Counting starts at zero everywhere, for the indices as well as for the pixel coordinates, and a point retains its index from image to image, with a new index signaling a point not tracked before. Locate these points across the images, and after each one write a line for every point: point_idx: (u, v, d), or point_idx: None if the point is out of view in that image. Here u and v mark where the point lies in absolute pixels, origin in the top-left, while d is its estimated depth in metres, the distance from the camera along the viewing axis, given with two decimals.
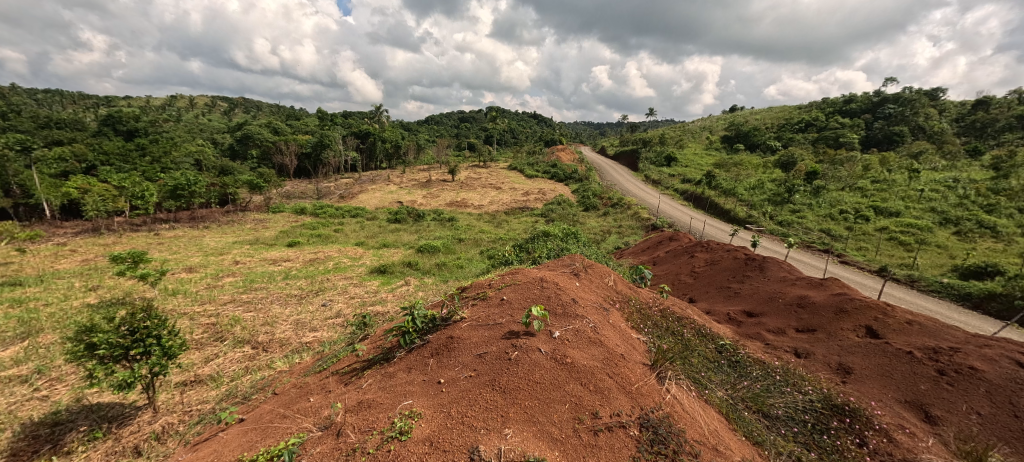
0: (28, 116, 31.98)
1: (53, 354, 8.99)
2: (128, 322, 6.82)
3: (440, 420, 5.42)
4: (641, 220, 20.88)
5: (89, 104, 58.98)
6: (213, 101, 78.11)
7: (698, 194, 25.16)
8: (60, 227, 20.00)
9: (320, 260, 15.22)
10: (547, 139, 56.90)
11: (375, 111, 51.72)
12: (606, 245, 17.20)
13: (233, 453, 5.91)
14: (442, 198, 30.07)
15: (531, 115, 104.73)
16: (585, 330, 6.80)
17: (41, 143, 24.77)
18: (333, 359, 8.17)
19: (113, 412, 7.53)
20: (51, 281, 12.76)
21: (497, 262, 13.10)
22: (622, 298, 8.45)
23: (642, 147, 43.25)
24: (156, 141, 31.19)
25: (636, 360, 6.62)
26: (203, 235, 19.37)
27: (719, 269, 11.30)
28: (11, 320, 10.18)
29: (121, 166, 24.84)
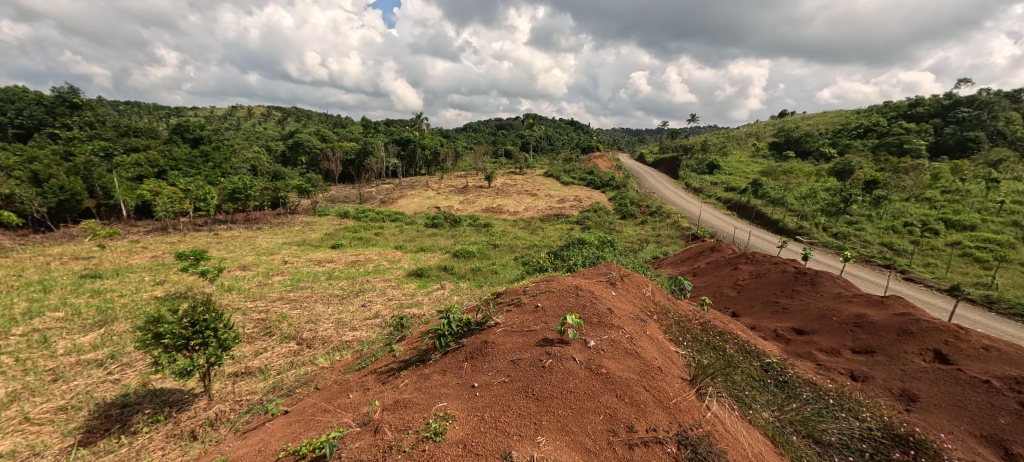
0: (106, 124, 34.63)
1: (125, 341, 9.61)
2: (190, 315, 7.18)
3: (473, 423, 5.40)
4: (683, 229, 20.35)
5: (161, 114, 63.46)
6: (267, 110, 82.41)
7: (743, 202, 24.31)
8: (134, 226, 21.58)
9: (361, 262, 15.64)
10: (584, 146, 56.46)
11: (416, 119, 52.96)
12: (644, 254, 16.85)
13: (276, 445, 6.09)
14: (479, 204, 30.36)
15: (568, 123, 104.61)
16: (621, 341, 6.64)
17: (119, 150, 26.80)
18: (371, 358, 8.33)
19: (174, 397, 7.96)
20: (124, 274, 13.71)
21: (533, 268, 13.07)
22: (661, 309, 8.20)
23: (683, 154, 42.30)
24: (218, 148, 33.08)
25: (674, 373, 6.39)
26: (256, 236, 20.33)
27: (765, 282, 10.83)
28: (90, 309, 10.98)
29: (187, 172, 26.43)
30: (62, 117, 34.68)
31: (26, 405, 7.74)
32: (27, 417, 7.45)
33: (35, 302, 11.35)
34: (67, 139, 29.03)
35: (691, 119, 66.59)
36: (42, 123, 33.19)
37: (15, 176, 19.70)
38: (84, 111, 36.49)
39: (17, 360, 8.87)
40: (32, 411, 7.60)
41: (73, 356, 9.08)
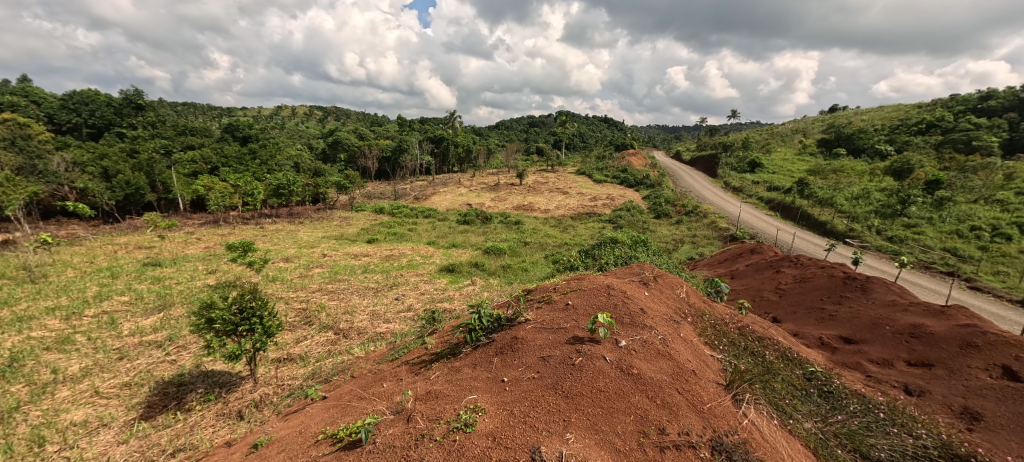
0: (163, 123, 36.68)
1: (181, 325, 10.15)
2: (238, 302, 7.48)
3: (503, 417, 5.39)
4: (720, 229, 19.78)
5: (212, 114, 66.85)
6: (309, 109, 85.33)
7: (787, 203, 23.40)
8: (190, 219, 22.84)
9: (395, 256, 15.95)
10: (618, 143, 55.62)
11: (449, 117, 53.48)
12: (679, 255, 16.47)
13: (315, 428, 6.27)
14: (510, 201, 30.41)
15: (602, 120, 103.32)
16: (653, 342, 6.48)
17: (177, 148, 28.36)
18: (404, 349, 8.47)
19: (224, 379, 8.34)
20: (180, 263, 14.48)
21: (564, 266, 12.99)
22: (695, 312, 7.96)
23: (722, 152, 41.06)
24: (264, 145, 34.41)
25: (709, 377, 6.20)
26: (298, 230, 21.04)
27: (810, 286, 10.38)
28: (151, 294, 11.67)
29: (237, 168, 27.56)
30: (129, 117, 36.94)
31: (95, 379, 8.27)
32: (96, 391, 7.95)
33: (103, 287, 12.14)
34: (131, 137, 30.96)
35: (732, 116, 64.42)
36: (111, 123, 35.34)
37: (87, 171, 21.37)
38: (147, 111, 38.87)
39: (88, 339, 9.48)
40: (101, 385, 8.11)
41: (136, 337, 9.64)
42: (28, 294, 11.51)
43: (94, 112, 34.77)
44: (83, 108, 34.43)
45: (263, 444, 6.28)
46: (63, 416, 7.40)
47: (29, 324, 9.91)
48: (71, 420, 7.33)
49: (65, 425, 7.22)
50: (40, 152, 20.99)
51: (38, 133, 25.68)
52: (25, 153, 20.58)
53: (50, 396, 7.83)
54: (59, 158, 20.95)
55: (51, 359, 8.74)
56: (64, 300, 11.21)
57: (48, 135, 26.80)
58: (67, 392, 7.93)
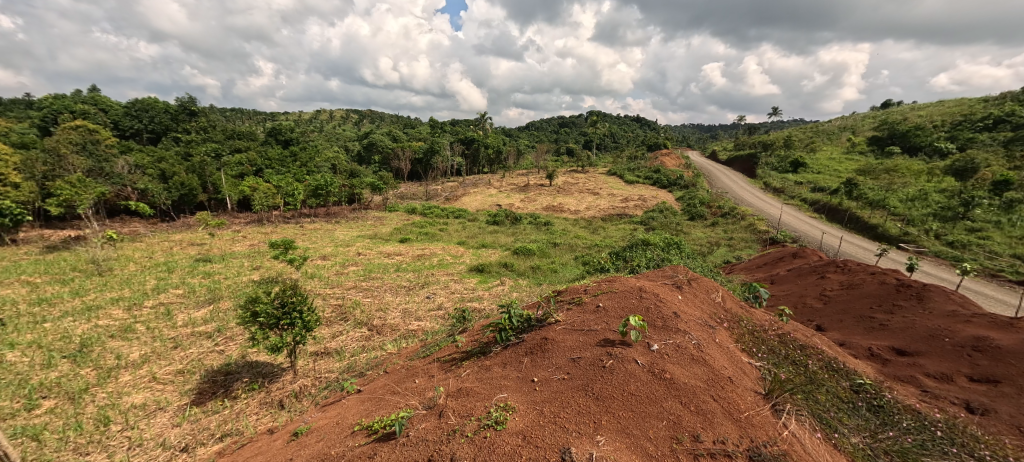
0: (211, 127, 38.47)
1: (229, 317, 10.59)
2: (280, 296, 7.71)
3: (533, 416, 5.35)
4: (760, 231, 19.14)
5: (258, 119, 69.92)
6: (345, 112, 87.76)
7: (833, 204, 22.41)
8: (237, 218, 23.88)
9: (427, 256, 16.15)
10: (650, 144, 54.60)
11: (480, 119, 53.83)
12: (714, 258, 16.01)
13: (351, 419, 6.40)
14: (541, 202, 30.31)
15: (634, 120, 101.69)
16: (687, 346, 6.30)
17: (225, 151, 29.69)
18: (436, 347, 8.55)
19: (266, 369, 8.65)
20: (228, 259, 15.11)
21: (595, 268, 12.84)
22: (732, 317, 7.69)
23: (762, 152, 39.72)
24: (304, 148, 35.52)
25: (746, 385, 5.97)
26: (335, 229, 21.59)
27: (858, 294, 9.89)
28: (202, 288, 12.22)
29: (279, 169, 28.56)
30: (183, 123, 38.95)
31: (153, 366, 8.70)
32: (154, 377, 8.36)
33: (160, 280, 12.79)
34: (184, 141, 32.62)
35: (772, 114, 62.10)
36: (168, 128, 37.22)
37: (146, 173, 22.65)
38: (199, 118, 40.96)
39: (147, 328, 10.00)
40: (158, 371, 8.53)
41: (188, 327, 10.12)
42: (95, 286, 12.26)
43: (152, 118, 36.81)
44: (143, 114, 36.52)
45: (302, 432, 6.45)
46: (125, 399, 7.80)
47: (95, 313, 10.54)
48: (132, 402, 7.71)
49: (126, 407, 7.59)
50: (106, 156, 22.50)
51: (105, 138, 27.41)
52: (94, 157, 22.03)
53: (114, 380, 8.28)
54: (124, 160, 22.28)
55: (116, 346, 9.26)
56: (127, 292, 11.88)
57: (111, 139, 28.52)
58: (129, 376, 8.37)
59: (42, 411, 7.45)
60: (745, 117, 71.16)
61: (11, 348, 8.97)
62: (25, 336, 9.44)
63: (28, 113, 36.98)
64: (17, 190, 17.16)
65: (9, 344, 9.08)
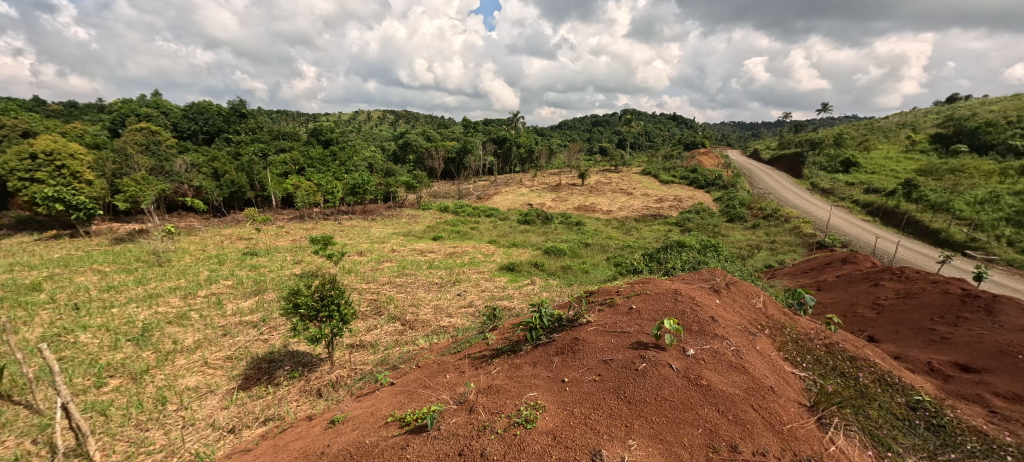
0: (256, 127, 40.11)
1: (272, 308, 11.00)
2: (320, 290, 7.92)
3: (563, 416, 5.29)
4: (804, 235, 18.37)
5: (301, 120, 72.61)
6: (381, 112, 89.83)
7: (889, 207, 21.20)
8: (280, 215, 24.79)
9: (459, 254, 16.27)
10: (687, 142, 53.26)
11: (512, 118, 53.89)
12: (754, 262, 15.45)
13: (385, 410, 6.49)
14: (572, 202, 30.11)
15: (671, 118, 99.42)
16: (725, 353, 6.09)
17: (271, 151, 30.87)
18: (466, 344, 8.58)
19: (306, 359, 8.92)
20: (273, 253, 15.70)
21: (627, 269, 12.63)
22: (774, 324, 7.37)
23: (810, 151, 38.04)
24: (342, 148, 36.51)
25: (789, 397, 5.71)
26: (371, 226, 22.06)
27: (916, 305, 9.27)
28: (248, 280, 12.73)
29: (320, 168, 29.43)
30: (233, 123, 40.77)
31: (205, 351, 9.12)
32: (206, 361, 8.77)
33: (212, 272, 13.41)
34: (234, 141, 34.18)
35: (822, 111, 59.30)
36: (220, 129, 39.09)
37: (201, 171, 23.90)
38: (247, 119, 42.83)
39: (200, 316, 10.51)
40: (210, 357, 8.94)
41: (237, 316, 10.56)
42: (155, 275, 12.99)
43: (207, 120, 38.80)
44: (198, 117, 38.55)
45: (339, 420, 6.60)
46: (180, 381, 8.20)
47: (156, 301, 11.18)
48: (186, 384, 8.10)
49: (181, 389, 7.98)
50: (166, 156, 23.95)
51: (165, 138, 29.09)
52: (155, 157, 23.43)
53: (171, 363, 8.73)
54: (181, 160, 23.59)
55: (173, 332, 9.77)
56: (182, 282, 12.52)
57: (170, 139, 30.23)
58: (184, 360, 8.81)
59: (109, 389, 7.90)
60: (791, 114, 68.28)
61: (83, 330, 9.59)
62: (96, 319, 10.09)
63: (99, 117, 39.74)
64: (91, 186, 18.52)
65: (82, 327, 9.71)
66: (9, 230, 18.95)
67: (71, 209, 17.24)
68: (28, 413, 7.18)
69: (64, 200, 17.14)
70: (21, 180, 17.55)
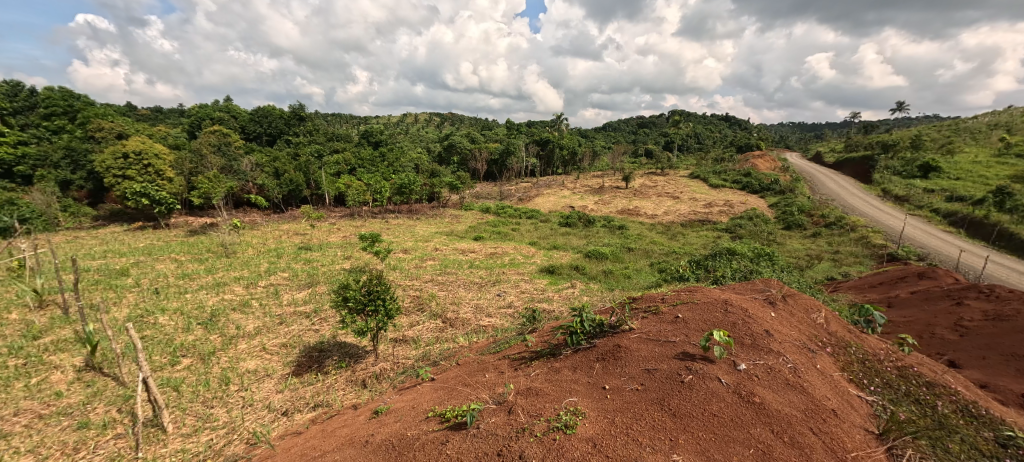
0: (310, 129, 42.00)
1: (323, 300, 11.42)
2: (367, 284, 8.14)
3: (604, 424, 5.15)
4: (873, 247, 17.18)
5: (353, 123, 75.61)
6: (428, 114, 92.06)
7: (977, 219, 19.42)
8: (332, 213, 25.82)
9: (499, 254, 16.33)
10: (739, 145, 51.08)
11: (556, 119, 53.68)
12: (814, 273, 14.58)
13: (426, 405, 6.55)
14: (616, 205, 29.64)
15: (722, 120, 95.77)
16: (781, 370, 5.75)
17: (326, 151, 32.16)
18: (505, 344, 8.56)
19: (353, 350, 9.18)
20: (325, 248, 16.34)
21: (671, 275, 12.24)
22: (838, 342, 6.89)
23: (881, 154, 35.48)
24: (391, 149, 37.57)
25: (854, 422, 5.29)
26: (415, 225, 22.52)
27: (1008, 330, 8.41)
28: (302, 273, 13.30)
29: (370, 169, 30.38)
30: (293, 126, 42.89)
31: (264, 338, 9.59)
32: (264, 347, 9.22)
33: (271, 264, 14.11)
34: (293, 143, 35.97)
35: (894, 111, 55.22)
36: (282, 132, 41.20)
37: (264, 171, 25.27)
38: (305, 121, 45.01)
39: (260, 304, 11.08)
40: (267, 343, 9.37)
41: (291, 306, 11.05)
42: (223, 265, 13.81)
43: (271, 123, 40.96)
44: (264, 120, 40.67)
45: (382, 411, 6.72)
46: (242, 363, 8.65)
47: (222, 288, 11.88)
48: (246, 367, 8.53)
49: (242, 371, 8.40)
50: (235, 156, 25.51)
51: (233, 139, 31.05)
52: (225, 156, 25.05)
53: (234, 346, 9.23)
54: (247, 160, 25.06)
55: (237, 318, 10.34)
56: (245, 272, 13.24)
57: (239, 141, 32.22)
58: (245, 345, 9.28)
59: (181, 367, 8.44)
60: (858, 115, 63.99)
61: (162, 312, 10.32)
62: (172, 303, 10.85)
63: (176, 120, 43.00)
64: (171, 183, 20.04)
65: (161, 309, 10.45)
66: (104, 221, 20.80)
67: (155, 203, 18.71)
68: (115, 385, 7.78)
69: (149, 195, 18.52)
70: (115, 176, 19.28)
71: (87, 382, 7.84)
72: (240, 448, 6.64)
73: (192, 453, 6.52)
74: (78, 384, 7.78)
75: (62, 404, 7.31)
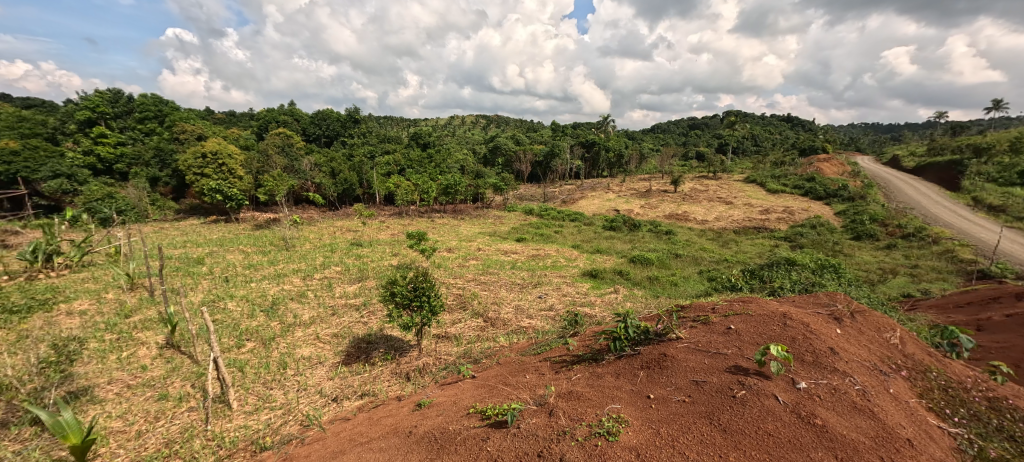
0: (363, 132, 43.58)
1: (372, 294, 11.75)
2: (413, 281, 8.28)
3: (648, 434, 4.96)
4: (958, 263, 15.75)
5: (405, 125, 77.92)
6: (475, 117, 93.54)
7: None
8: (381, 211, 26.63)
9: (541, 256, 16.23)
10: (802, 148, 48.31)
11: (602, 121, 53.00)
12: (885, 288, 13.50)
13: (467, 401, 6.57)
14: (663, 209, 28.88)
15: (782, 121, 90.86)
16: (848, 392, 5.34)
17: (378, 152, 33.15)
18: (547, 346, 8.45)
19: (398, 344, 9.37)
20: (375, 245, 16.84)
21: (722, 284, 11.72)
22: (914, 366, 6.32)
23: (974, 159, 32.34)
24: (439, 150, 38.32)
25: (932, 453, 4.82)
26: (460, 225, 22.79)
27: None
28: (354, 267, 13.76)
29: (419, 169, 31.08)
30: (349, 128, 44.67)
31: (318, 327, 9.97)
32: (318, 336, 9.59)
33: (325, 258, 14.70)
34: (348, 144, 37.42)
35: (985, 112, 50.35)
36: (338, 134, 42.99)
37: (322, 171, 26.43)
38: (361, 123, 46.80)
39: (315, 295, 11.56)
40: (321, 332, 9.75)
41: (343, 299, 11.46)
42: (283, 257, 14.54)
43: (329, 125, 42.87)
44: (323, 122, 42.55)
45: (426, 404, 6.80)
46: (298, 350, 9.03)
47: (283, 279, 12.49)
48: (301, 354, 8.89)
49: (298, 357, 8.77)
50: (296, 157, 26.82)
51: (295, 140, 32.74)
52: (288, 156, 26.43)
53: (291, 333, 9.65)
54: (307, 160, 26.29)
55: (294, 307, 10.83)
56: (302, 265, 13.85)
57: (300, 142, 33.93)
58: (301, 333, 9.68)
59: (246, 350, 8.92)
60: (943, 115, 58.64)
61: (230, 298, 10.98)
62: (239, 290, 11.53)
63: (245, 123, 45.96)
64: (240, 181, 21.43)
65: (230, 296, 11.13)
66: (185, 215, 22.50)
67: (227, 199, 20.11)
68: (189, 362, 8.32)
69: (222, 192, 20.06)
70: (195, 175, 21.09)
71: (167, 358, 8.43)
72: (294, 429, 6.89)
73: (253, 430, 6.83)
74: (160, 359, 8.39)
75: (146, 376, 7.90)
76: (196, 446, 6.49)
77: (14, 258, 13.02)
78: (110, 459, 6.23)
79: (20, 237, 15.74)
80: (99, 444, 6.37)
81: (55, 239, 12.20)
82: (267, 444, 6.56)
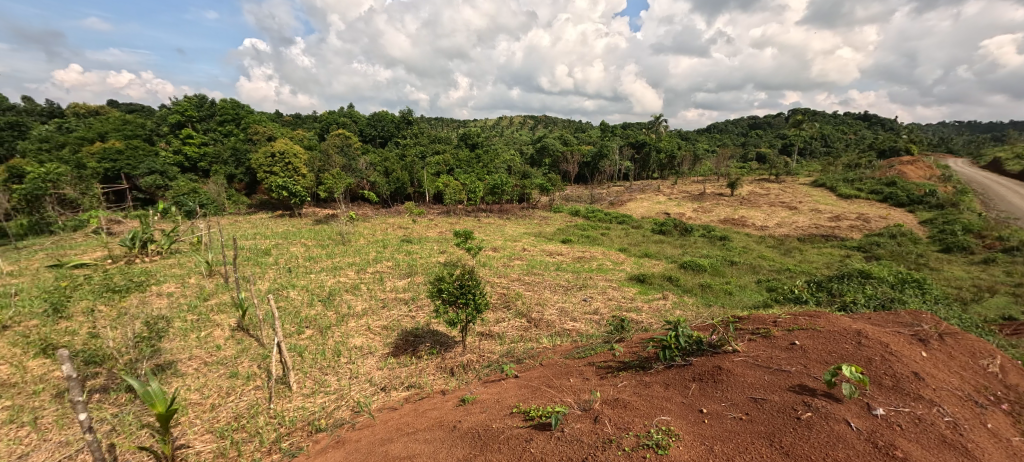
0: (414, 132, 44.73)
1: (420, 290, 11.98)
2: (460, 278, 8.32)
3: (701, 451, 4.71)
4: None
5: (455, 126, 79.25)
6: (524, 117, 93.80)
7: None
8: (430, 210, 27.15)
9: (587, 259, 15.97)
10: (879, 149, 44.64)
11: (653, 122, 51.59)
12: (978, 309, 12.18)
13: (510, 400, 6.52)
14: (718, 213, 27.74)
15: (855, 120, 84.53)
16: (935, 423, 4.84)
17: (429, 152, 33.83)
18: (591, 350, 8.26)
19: (443, 339, 9.49)
20: (424, 242, 17.18)
21: (782, 294, 11.04)
22: (1017, 399, 5.63)
23: None
24: (488, 151, 38.66)
25: None
26: (505, 225, 22.86)
27: None
28: (403, 263, 14.10)
29: (467, 169, 31.47)
30: (402, 129, 45.97)
31: (369, 319, 10.27)
32: (369, 327, 9.88)
33: (377, 253, 15.15)
34: (401, 145, 38.49)
35: None
36: (392, 135, 44.33)
37: (376, 170, 27.30)
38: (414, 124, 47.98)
39: (367, 288, 11.92)
40: (372, 323, 10.04)
41: (393, 292, 11.76)
42: (339, 251, 15.11)
43: (384, 126, 44.30)
44: (378, 123, 44.05)
45: (469, 400, 6.81)
46: (350, 339, 9.33)
47: (338, 272, 12.99)
48: (353, 343, 9.18)
49: (350, 346, 9.06)
50: (353, 156, 27.83)
51: (353, 141, 34.06)
52: (346, 156, 27.54)
53: (345, 323, 10.00)
54: (363, 160, 27.24)
55: (348, 298, 11.22)
56: (356, 259, 14.35)
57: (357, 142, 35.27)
58: (353, 323, 10.00)
59: (305, 336, 9.33)
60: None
61: (292, 288, 11.53)
62: (300, 280, 12.09)
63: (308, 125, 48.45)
64: (302, 179, 22.59)
65: (292, 285, 11.70)
66: (256, 209, 23.84)
67: (292, 195, 21.12)
68: (256, 345, 8.79)
69: (288, 189, 21.14)
70: (265, 173, 22.44)
71: (238, 339, 8.96)
72: (346, 414, 7.10)
73: (310, 411, 7.10)
74: (232, 340, 8.93)
75: (220, 355, 8.43)
76: (260, 422, 6.81)
77: (115, 244, 14.39)
78: (189, 427, 6.65)
79: (120, 227, 17.36)
80: (180, 413, 6.82)
81: (149, 228, 13.33)
82: (321, 425, 6.78)
